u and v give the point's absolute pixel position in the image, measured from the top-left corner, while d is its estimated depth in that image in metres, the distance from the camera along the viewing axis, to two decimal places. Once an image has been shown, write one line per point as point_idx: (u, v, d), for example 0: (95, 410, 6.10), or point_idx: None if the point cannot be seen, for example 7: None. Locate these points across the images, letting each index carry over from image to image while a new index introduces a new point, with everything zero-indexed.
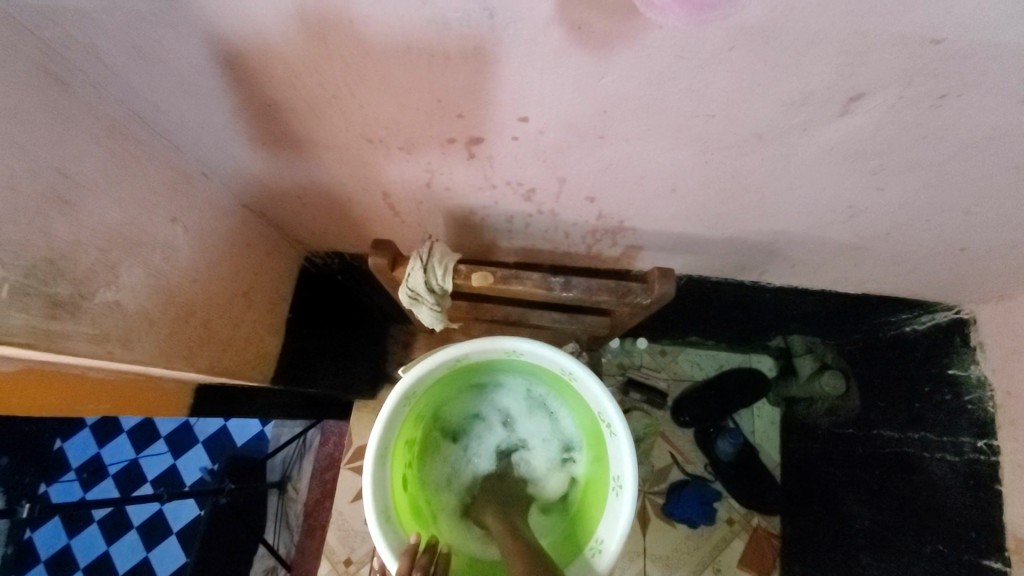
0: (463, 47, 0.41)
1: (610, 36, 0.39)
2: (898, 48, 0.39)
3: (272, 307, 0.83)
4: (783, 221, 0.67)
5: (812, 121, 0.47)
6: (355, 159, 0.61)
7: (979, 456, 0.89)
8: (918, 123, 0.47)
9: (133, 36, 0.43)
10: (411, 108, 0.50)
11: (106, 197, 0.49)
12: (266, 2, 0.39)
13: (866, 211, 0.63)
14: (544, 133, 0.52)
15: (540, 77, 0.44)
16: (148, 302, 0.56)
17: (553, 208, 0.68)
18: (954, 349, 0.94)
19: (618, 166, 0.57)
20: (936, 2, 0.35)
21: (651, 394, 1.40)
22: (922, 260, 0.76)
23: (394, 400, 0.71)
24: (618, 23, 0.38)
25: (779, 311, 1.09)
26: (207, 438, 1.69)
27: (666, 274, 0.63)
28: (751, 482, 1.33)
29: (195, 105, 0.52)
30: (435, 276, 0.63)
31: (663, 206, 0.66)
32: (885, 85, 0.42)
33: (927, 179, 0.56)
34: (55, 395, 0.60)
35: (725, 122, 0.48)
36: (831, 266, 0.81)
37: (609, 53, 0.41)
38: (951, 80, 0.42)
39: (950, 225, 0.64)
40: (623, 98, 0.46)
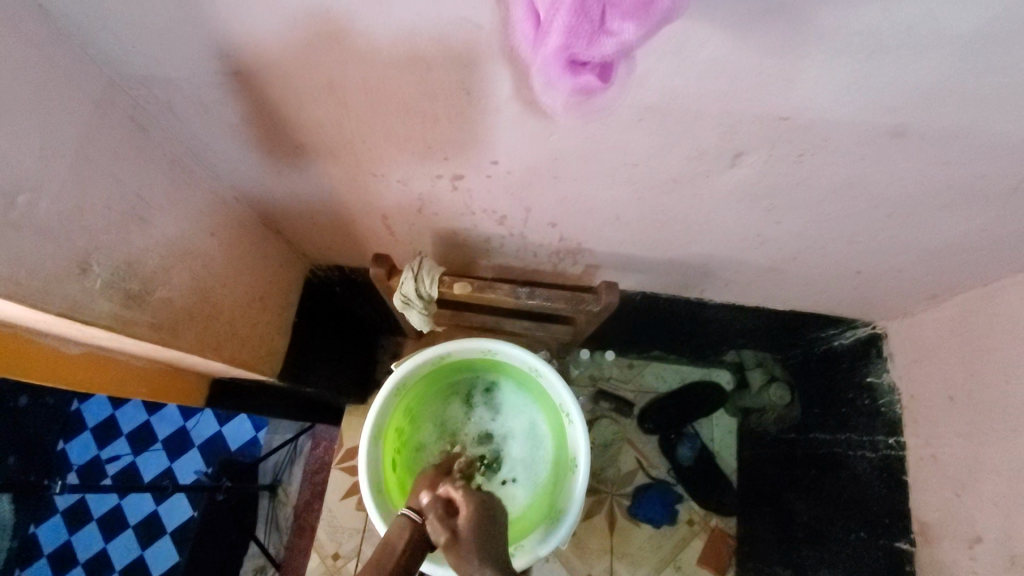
0: (448, 111, 0.56)
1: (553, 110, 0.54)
2: (759, 123, 0.54)
3: (282, 311, 0.96)
4: (709, 246, 0.82)
5: (710, 170, 0.63)
6: (361, 189, 0.75)
7: (890, 451, 1.03)
8: (790, 174, 0.62)
9: (200, 97, 0.58)
10: (408, 152, 0.65)
11: (167, 214, 0.63)
12: (304, 78, 0.54)
13: (771, 239, 0.79)
14: (511, 173, 0.67)
15: (505, 134, 0.59)
16: (190, 300, 0.69)
17: (522, 232, 0.83)
18: (871, 359, 1.10)
19: (571, 199, 0.72)
20: (774, 95, 0.50)
21: (619, 403, 1.53)
22: (829, 281, 0.91)
23: (387, 390, 0.84)
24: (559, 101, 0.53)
25: (725, 327, 1.23)
26: (203, 442, 1.78)
27: (611, 286, 0.77)
28: (708, 484, 1.46)
29: (239, 146, 0.67)
30: (424, 285, 0.77)
31: (611, 231, 0.81)
32: (757, 147, 0.58)
33: (811, 215, 0.71)
34: (106, 375, 0.72)
35: (647, 169, 0.64)
36: (757, 285, 0.96)
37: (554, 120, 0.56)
38: (804, 145, 0.57)
39: (840, 250, 0.80)
40: (569, 151, 0.61)
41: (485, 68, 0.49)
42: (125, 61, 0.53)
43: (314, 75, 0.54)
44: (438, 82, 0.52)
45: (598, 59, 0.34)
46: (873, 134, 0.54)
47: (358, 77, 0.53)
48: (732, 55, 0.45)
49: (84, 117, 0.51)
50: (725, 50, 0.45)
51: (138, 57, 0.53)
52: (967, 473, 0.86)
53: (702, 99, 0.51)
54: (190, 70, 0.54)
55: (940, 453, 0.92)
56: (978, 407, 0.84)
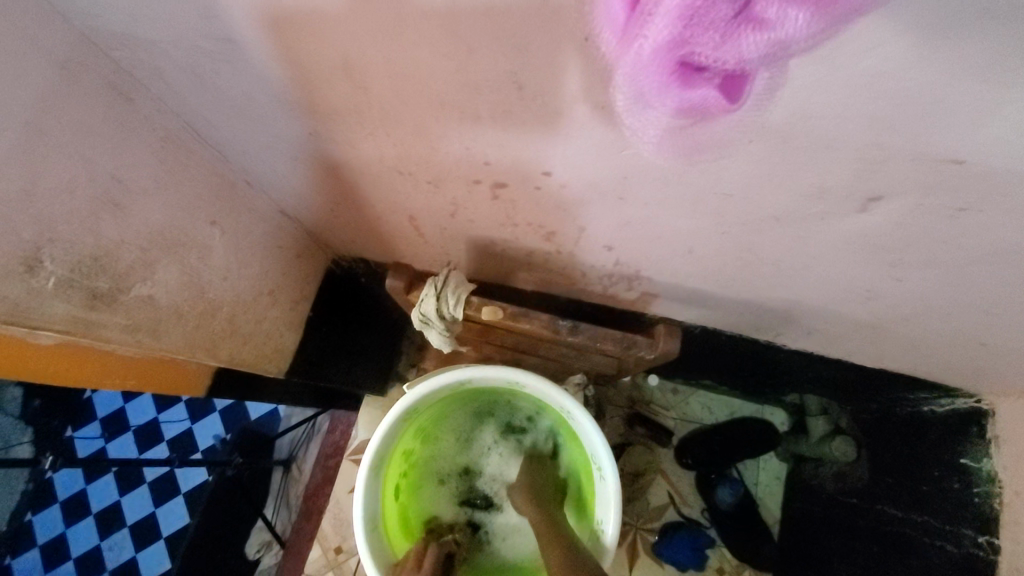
0: (492, 109, 0.44)
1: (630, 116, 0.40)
2: (919, 162, 0.39)
3: (295, 305, 0.87)
4: (799, 293, 0.67)
5: (829, 212, 0.48)
6: (385, 185, 0.63)
7: (977, 550, 0.92)
8: (938, 229, 0.47)
9: (193, 65, 0.48)
10: (440, 151, 0.53)
11: (154, 199, 0.54)
12: (314, 51, 0.42)
13: (882, 296, 0.63)
14: (566, 187, 0.54)
15: (564, 143, 0.46)
16: (179, 297, 0.60)
17: (571, 251, 0.70)
18: (968, 438, 0.95)
19: (636, 224, 0.58)
20: (954, 127, 0.35)
21: (655, 430, 1.35)
22: (942, 348, 0.74)
23: (395, 415, 0.74)
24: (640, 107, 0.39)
25: (793, 371, 1.07)
26: (224, 408, 1.72)
27: (672, 333, 0.64)
28: (747, 533, 1.27)
29: (243, 124, 0.56)
30: (447, 304, 0.66)
31: (679, 263, 0.66)
32: (904, 191, 0.43)
33: (947, 278, 0.55)
34: (85, 367, 0.63)
35: (742, 202, 0.49)
36: (845, 339, 0.80)
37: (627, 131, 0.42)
38: (974, 197, 0.41)
39: (969, 320, 0.63)
40: (642, 171, 0.47)
41: (546, 60, 0.36)
42: (98, 15, 0.43)
43: (325, 51, 0.42)
44: (482, 72, 0.39)
45: (729, 64, 0.21)
46: None
47: (379, 57, 0.41)
48: (910, 66, 0.31)
49: (41, 80, 0.41)
50: (898, 62, 0.31)
51: (111, 12, 0.43)
52: None
53: (844, 121, 0.37)
54: (176, 31, 0.43)
55: None
56: None
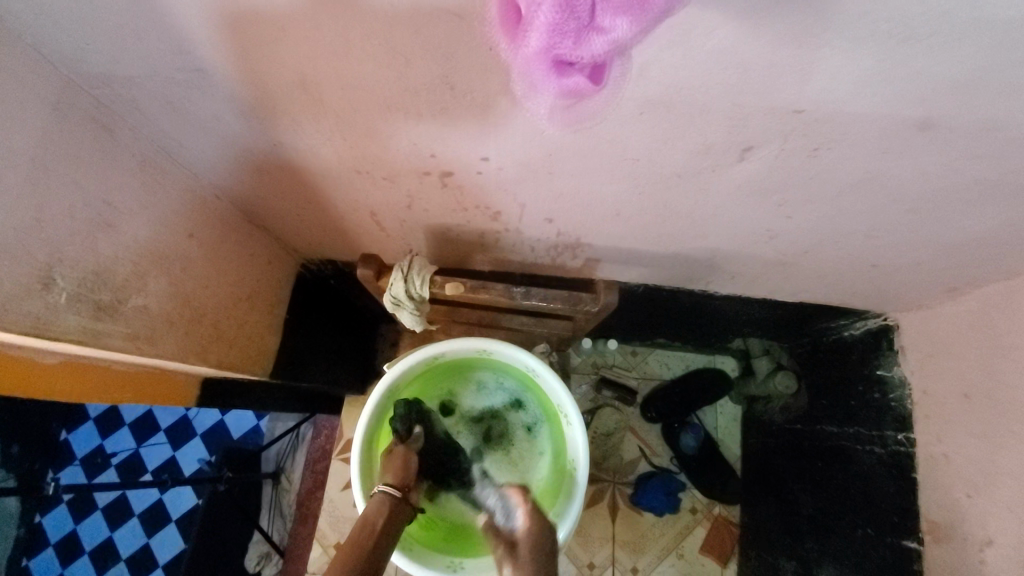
0: (431, 107, 0.52)
1: None
2: (771, 116, 0.50)
3: (271, 310, 0.93)
4: (715, 241, 0.78)
5: (718, 165, 0.58)
6: (345, 185, 0.71)
7: (900, 447, 1.00)
8: (803, 168, 0.58)
9: (166, 94, 0.55)
10: (392, 149, 0.61)
11: (139, 218, 0.60)
12: (275, 72, 0.50)
13: (782, 233, 0.74)
14: (502, 169, 0.63)
15: (496, 130, 0.55)
16: (169, 305, 0.66)
17: (518, 227, 0.79)
18: (881, 351, 1.07)
19: (567, 195, 0.68)
20: (787, 85, 0.46)
21: (622, 392, 1.47)
22: (841, 274, 0.87)
23: (380, 393, 0.83)
24: None
25: (730, 317, 1.20)
26: (205, 431, 1.74)
27: (610, 286, 0.74)
28: (714, 472, 1.42)
29: (211, 143, 0.63)
30: (414, 285, 0.74)
31: (612, 226, 0.77)
32: (768, 141, 0.53)
33: (826, 209, 0.67)
34: (88, 381, 0.69)
35: (648, 164, 0.59)
36: (765, 278, 0.92)
37: None
38: (819, 138, 0.53)
39: (855, 245, 0.76)
40: (563, 146, 0.57)
41: (471, 64, 0.45)
42: (81, 59, 0.50)
43: (286, 73, 0.50)
44: (419, 80, 0.48)
45: (587, 58, 0.30)
46: (898, 127, 0.50)
47: (331, 72, 0.49)
48: (740, 44, 0.41)
49: (36, 119, 0.48)
50: (733, 40, 0.41)
51: (94, 56, 0.50)
52: (981, 474, 0.84)
53: (707, 92, 0.47)
54: (151, 66, 0.50)
55: (954, 453, 0.90)
56: (992, 405, 0.82)
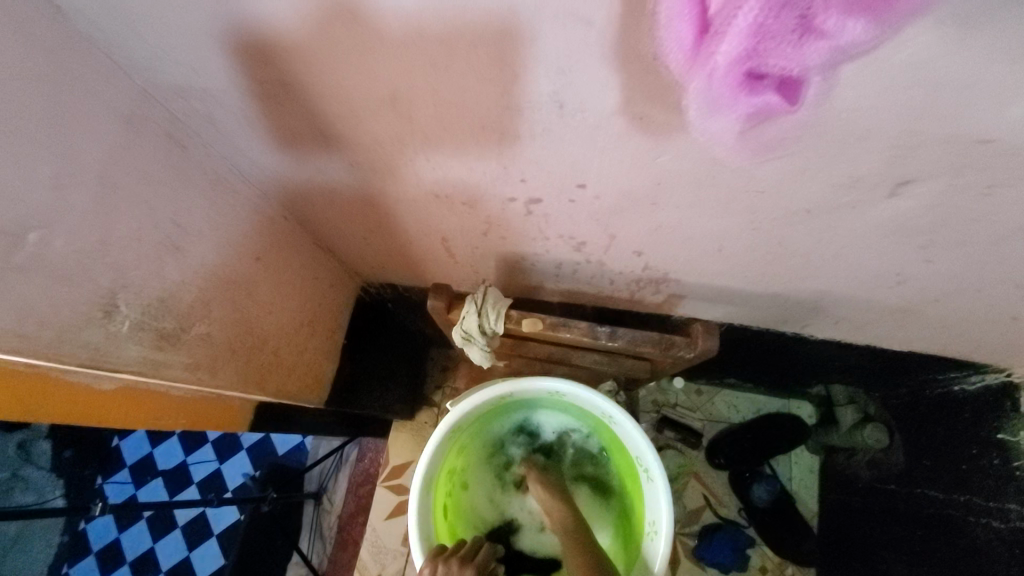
0: (531, 128, 0.46)
1: (669, 127, 0.42)
2: (947, 145, 0.41)
3: (330, 334, 0.88)
4: (828, 283, 0.69)
5: (860, 201, 0.50)
6: (419, 210, 0.66)
7: None
8: (965, 208, 0.48)
9: (244, 109, 0.51)
10: (480, 171, 0.55)
11: (209, 241, 0.56)
12: (367, 88, 0.45)
13: (912, 278, 0.64)
14: (600, 198, 0.56)
15: (601, 154, 0.48)
16: (231, 332, 0.62)
17: (601, 258, 0.72)
18: (1006, 413, 0.98)
19: (666, 228, 0.61)
20: (983, 107, 0.37)
21: (686, 433, 1.37)
22: (972, 326, 0.75)
23: (441, 432, 0.76)
24: (679, 115, 0.40)
25: (820, 364, 1.07)
26: (251, 445, 1.71)
27: (709, 331, 0.66)
28: (787, 529, 1.27)
29: (282, 160, 0.59)
30: (488, 320, 0.68)
31: (709, 262, 0.68)
32: (934, 174, 0.44)
33: (977, 255, 0.56)
34: (149, 408, 0.65)
35: (774, 197, 0.51)
36: (876, 324, 0.81)
37: (665, 139, 0.44)
38: (1000, 173, 0.43)
39: (1001, 294, 0.64)
40: (677, 175, 0.49)
41: (591, 79, 0.39)
42: (160, 70, 0.46)
43: (377, 88, 0.45)
44: (529, 96, 0.42)
45: (792, 68, 0.23)
46: None
47: (428, 87, 0.43)
48: (943, 58, 0.33)
49: (111, 134, 0.44)
50: (936, 50, 0.32)
51: (173, 67, 0.46)
52: None
53: (876, 113, 0.39)
54: (231, 78, 0.46)
55: None
56: None
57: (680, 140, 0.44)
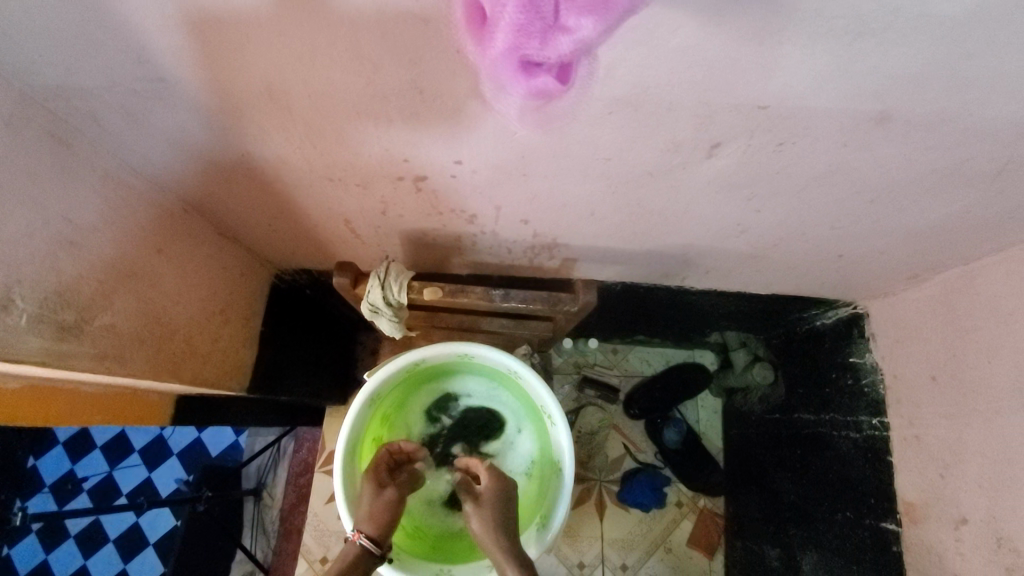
0: (398, 112, 0.52)
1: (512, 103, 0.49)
2: (737, 112, 0.50)
3: (245, 322, 0.91)
4: (688, 236, 0.79)
5: (687, 162, 0.59)
6: (316, 194, 0.70)
7: (875, 432, 0.99)
8: (768, 163, 0.59)
9: (129, 106, 0.53)
10: (363, 153, 0.60)
11: (104, 235, 0.59)
12: (240, 80, 0.49)
13: (751, 227, 0.75)
14: (475, 171, 0.63)
15: (466, 133, 0.55)
16: (137, 323, 0.64)
17: (493, 229, 0.79)
18: (853, 339, 1.07)
19: (540, 197, 0.69)
20: (750, 81, 0.46)
21: (604, 390, 1.49)
22: (810, 265, 0.89)
23: (360, 402, 0.81)
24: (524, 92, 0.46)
25: (706, 312, 1.20)
26: (182, 450, 1.68)
27: (589, 285, 0.75)
28: (694, 465, 1.43)
29: (175, 154, 0.62)
30: (391, 291, 0.74)
31: (587, 225, 0.77)
32: (735, 137, 0.54)
33: (792, 203, 0.68)
34: (60, 404, 0.67)
35: (619, 163, 0.60)
36: (739, 271, 0.93)
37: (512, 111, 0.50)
38: (783, 134, 0.53)
39: (823, 236, 0.77)
40: (533, 148, 0.57)
41: (436, 66, 0.45)
42: (39, 73, 0.49)
43: (251, 81, 0.49)
44: (389, 84, 0.48)
45: (552, 59, 0.30)
46: (856, 121, 0.50)
47: (297, 78, 0.48)
48: (704, 44, 0.41)
49: None
50: (697, 37, 0.41)
51: (51, 69, 0.48)
52: (950, 453, 0.83)
53: (675, 89, 0.47)
54: (109, 78, 0.49)
55: (925, 433, 0.89)
56: (961, 387, 0.81)
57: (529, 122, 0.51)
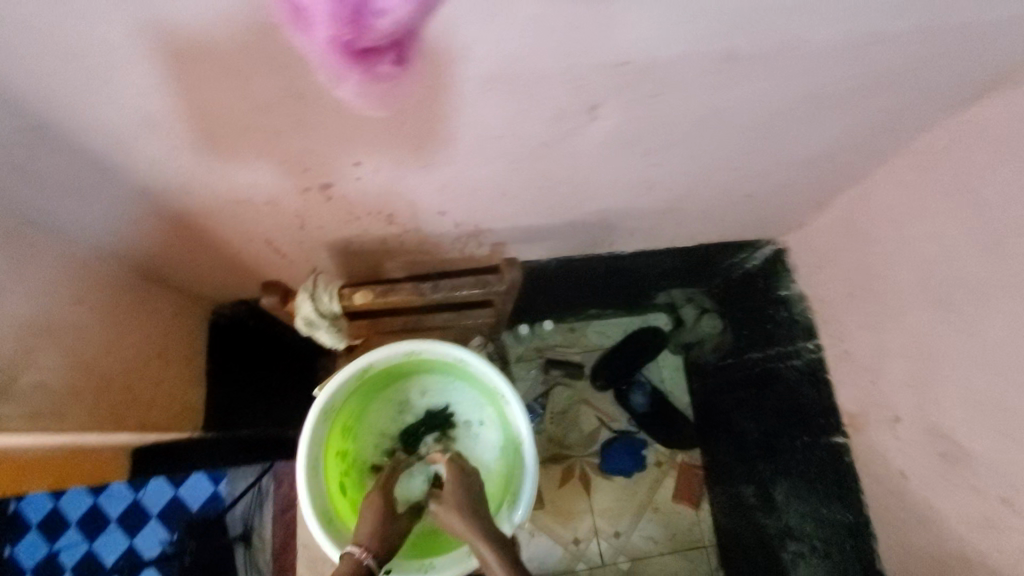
0: (285, 122, 0.53)
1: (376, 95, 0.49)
2: (602, 72, 0.53)
3: (187, 362, 0.91)
4: (602, 201, 0.83)
5: (574, 127, 0.62)
6: (230, 219, 0.71)
7: (812, 355, 1.06)
8: (648, 116, 0.62)
9: (15, 160, 0.53)
10: (263, 169, 0.61)
11: (18, 292, 0.58)
12: (118, 114, 0.49)
13: (656, 181, 0.79)
14: (377, 169, 0.64)
15: (356, 133, 0.56)
16: (69, 376, 0.64)
17: (415, 225, 0.81)
18: (779, 273, 1.13)
19: (450, 185, 0.71)
20: (601, 40, 0.49)
21: (568, 368, 1.52)
22: (723, 209, 0.94)
23: (314, 417, 0.82)
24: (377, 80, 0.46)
25: (645, 274, 1.25)
26: (160, 510, 1.56)
27: (511, 263, 0.77)
28: (666, 424, 1.48)
29: (75, 202, 0.62)
30: (323, 302, 0.75)
31: (504, 206, 0.80)
32: (609, 96, 0.57)
33: (683, 152, 0.72)
34: (2, 473, 0.66)
35: (511, 138, 0.63)
36: (660, 227, 0.98)
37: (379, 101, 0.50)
38: (651, 86, 0.57)
39: (723, 179, 0.82)
40: (424, 137, 0.59)
41: (306, 72, 0.46)
42: None
43: (129, 113, 0.50)
44: (265, 96, 0.49)
45: None
46: (710, 63, 0.54)
47: (173, 102, 0.49)
48: (548, 12, 0.44)
49: None
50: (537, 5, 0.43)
51: None
52: (875, 360, 0.89)
53: (538, 59, 0.50)
54: None
55: (852, 346, 0.95)
56: (874, 296, 0.88)
57: (406, 110, 0.53)
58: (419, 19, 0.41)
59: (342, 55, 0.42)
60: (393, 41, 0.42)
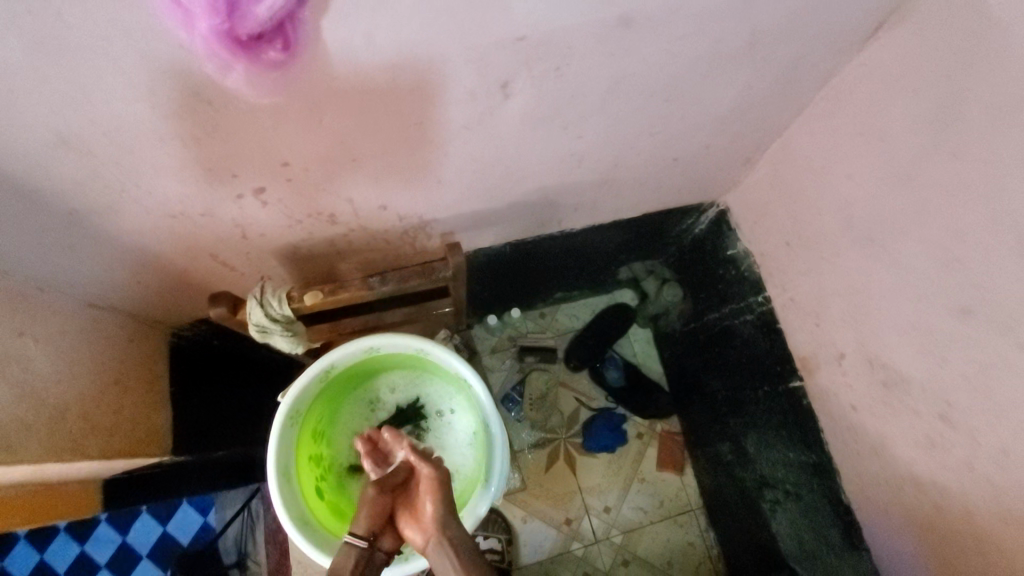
0: (200, 128, 0.55)
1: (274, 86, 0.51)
2: (504, 49, 0.56)
3: (149, 387, 0.91)
4: (537, 179, 0.85)
5: (490, 107, 0.65)
6: (168, 234, 0.72)
7: (762, 308, 1.09)
8: (560, 89, 0.65)
9: None
10: (190, 179, 0.62)
11: None
12: (30, 136, 0.50)
13: (585, 154, 0.82)
14: (306, 169, 0.66)
15: (274, 132, 0.58)
16: (18, 408, 0.64)
17: (358, 223, 0.82)
18: (725, 234, 1.18)
19: (383, 178, 0.73)
20: (493, 15, 0.51)
21: (544, 353, 1.52)
22: (657, 176, 0.97)
23: (280, 422, 0.83)
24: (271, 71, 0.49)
25: (599, 250, 1.27)
26: (150, 549, 1.51)
27: (454, 248, 0.79)
28: (642, 396, 1.50)
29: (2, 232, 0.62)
30: (272, 307, 0.76)
31: (442, 195, 0.82)
32: (516, 71, 0.60)
33: (604, 122, 0.75)
34: None
35: (431, 124, 0.65)
36: (601, 200, 1.00)
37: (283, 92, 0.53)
38: (555, 58, 0.59)
39: (650, 145, 0.85)
40: (344, 130, 0.61)
41: (208, 73, 0.48)
42: None
43: (40, 134, 0.50)
44: (173, 102, 0.50)
45: None
46: (605, 29, 0.57)
47: (82, 118, 0.50)
48: None
49: None
50: None
51: None
52: (816, 302, 0.93)
53: (437, 41, 0.52)
54: None
55: (796, 294, 0.98)
56: (807, 241, 0.92)
57: (315, 102, 0.55)
58: (297, 7, 0.44)
59: (225, 44, 0.45)
60: (276, 26, 0.45)
